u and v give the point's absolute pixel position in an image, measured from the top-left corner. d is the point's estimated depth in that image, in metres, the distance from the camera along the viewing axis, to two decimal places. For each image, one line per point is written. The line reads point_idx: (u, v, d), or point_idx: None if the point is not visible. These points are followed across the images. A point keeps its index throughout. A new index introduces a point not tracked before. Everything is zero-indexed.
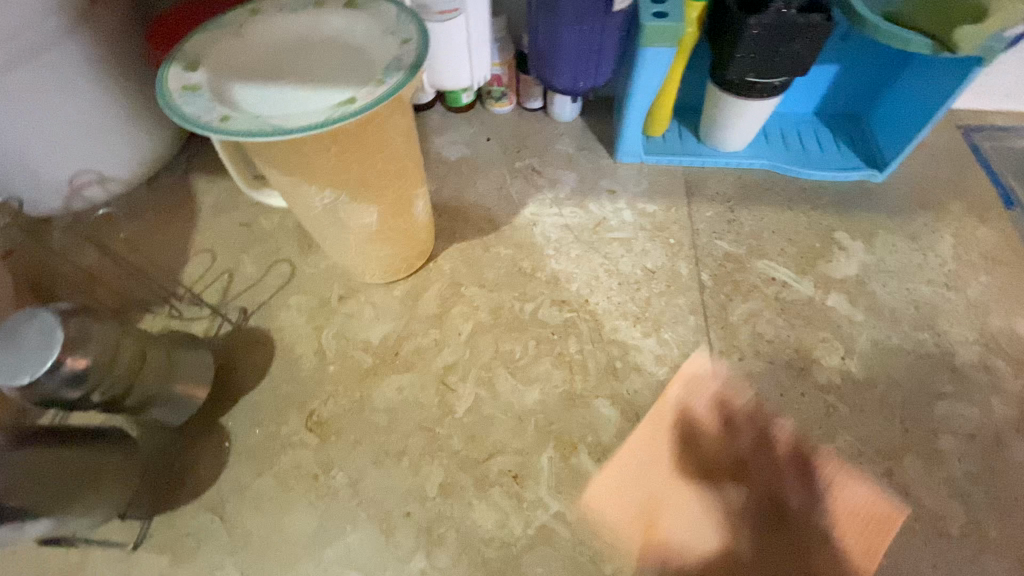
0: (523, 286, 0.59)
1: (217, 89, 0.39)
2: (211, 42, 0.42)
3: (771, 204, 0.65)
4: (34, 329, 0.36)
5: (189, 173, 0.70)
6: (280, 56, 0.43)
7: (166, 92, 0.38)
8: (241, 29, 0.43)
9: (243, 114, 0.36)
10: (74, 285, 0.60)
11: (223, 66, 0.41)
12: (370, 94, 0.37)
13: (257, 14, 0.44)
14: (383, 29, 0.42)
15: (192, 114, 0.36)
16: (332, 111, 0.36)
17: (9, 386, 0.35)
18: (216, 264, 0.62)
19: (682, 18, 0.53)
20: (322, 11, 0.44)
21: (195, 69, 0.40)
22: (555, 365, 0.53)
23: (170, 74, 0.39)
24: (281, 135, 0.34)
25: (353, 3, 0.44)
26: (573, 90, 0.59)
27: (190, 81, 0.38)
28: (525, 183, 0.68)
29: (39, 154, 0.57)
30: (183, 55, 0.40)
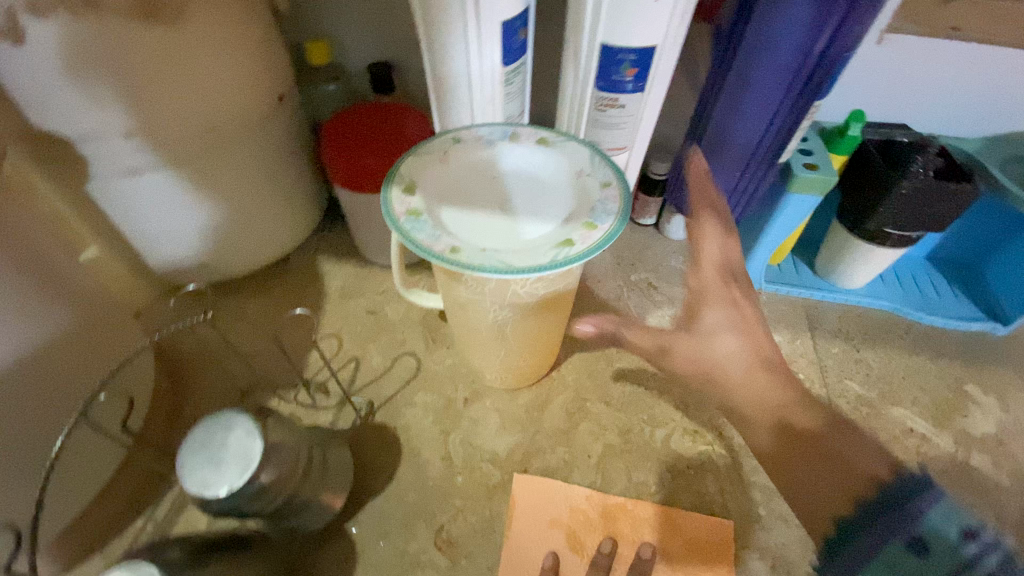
0: (651, 408, 0.58)
1: (434, 212, 0.41)
2: (421, 165, 0.45)
3: (895, 347, 0.65)
4: (233, 439, 0.36)
5: (316, 255, 0.73)
6: (477, 180, 0.45)
7: (391, 214, 0.40)
8: (443, 153, 0.46)
9: (469, 245, 0.39)
10: (200, 361, 0.61)
11: (433, 188, 0.43)
12: (586, 237, 0.39)
13: (458, 140, 0.47)
14: (579, 168, 0.45)
15: (423, 242, 0.38)
16: (557, 253, 0.38)
17: (199, 495, 0.34)
18: (342, 351, 0.63)
19: (832, 172, 0.56)
20: (517, 144, 0.47)
21: (412, 191, 0.42)
22: (695, 504, 0.52)
23: (392, 195, 0.42)
24: (514, 274, 0.37)
25: (547, 139, 0.47)
26: (712, 222, 0.61)
27: (412, 204, 0.41)
28: (643, 299, 0.69)
29: (202, 230, 0.60)
30: (398, 174, 0.43)
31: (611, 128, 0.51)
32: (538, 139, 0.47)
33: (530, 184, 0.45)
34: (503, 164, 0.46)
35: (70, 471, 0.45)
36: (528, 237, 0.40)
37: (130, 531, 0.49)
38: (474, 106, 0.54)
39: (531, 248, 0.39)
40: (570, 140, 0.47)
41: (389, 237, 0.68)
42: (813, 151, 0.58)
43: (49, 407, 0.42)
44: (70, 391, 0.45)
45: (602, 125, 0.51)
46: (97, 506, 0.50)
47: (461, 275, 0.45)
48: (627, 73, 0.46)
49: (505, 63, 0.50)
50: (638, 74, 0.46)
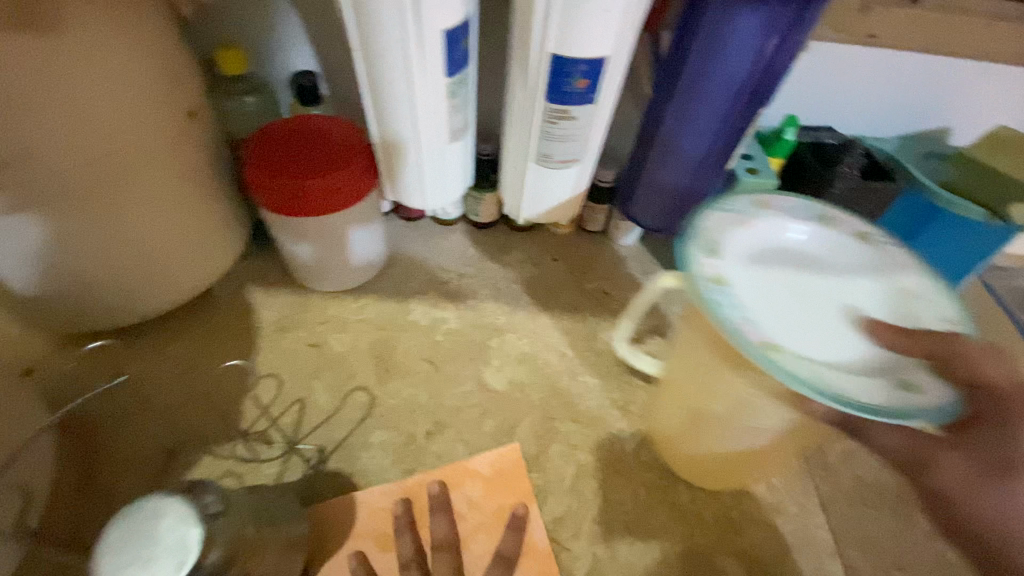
0: (618, 421, 0.57)
1: (741, 289, 0.40)
2: (730, 233, 0.44)
3: None
4: (165, 528, 0.30)
5: (245, 286, 0.66)
6: (776, 254, 0.44)
7: (698, 278, 0.40)
8: (748, 217, 0.45)
9: (784, 347, 0.37)
10: (118, 420, 0.54)
11: (737, 254, 0.42)
12: (928, 379, 0.37)
13: (760, 208, 0.46)
14: (928, 274, 0.44)
15: (733, 322, 0.38)
16: (895, 393, 0.36)
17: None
18: (284, 393, 0.57)
19: (773, 176, 0.57)
20: (832, 230, 0.46)
21: (719, 257, 0.42)
22: (671, 516, 0.51)
23: (698, 257, 0.41)
24: (821, 400, 0.35)
25: (841, 229, 0.46)
26: (663, 229, 0.61)
27: (718, 273, 0.41)
28: (600, 307, 0.68)
29: (104, 266, 0.53)
30: (698, 232, 0.43)
31: (562, 140, 0.50)
32: (858, 231, 0.46)
33: (857, 281, 0.43)
34: (818, 248, 0.45)
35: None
36: (857, 349, 0.38)
37: None
38: (415, 120, 0.50)
39: (869, 369, 0.37)
40: (855, 227, 0.47)
41: (327, 262, 0.62)
42: (753, 155, 0.59)
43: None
44: None
45: (554, 138, 0.49)
46: None
47: None
48: (578, 84, 0.44)
49: (447, 74, 0.47)
50: (590, 85, 0.45)
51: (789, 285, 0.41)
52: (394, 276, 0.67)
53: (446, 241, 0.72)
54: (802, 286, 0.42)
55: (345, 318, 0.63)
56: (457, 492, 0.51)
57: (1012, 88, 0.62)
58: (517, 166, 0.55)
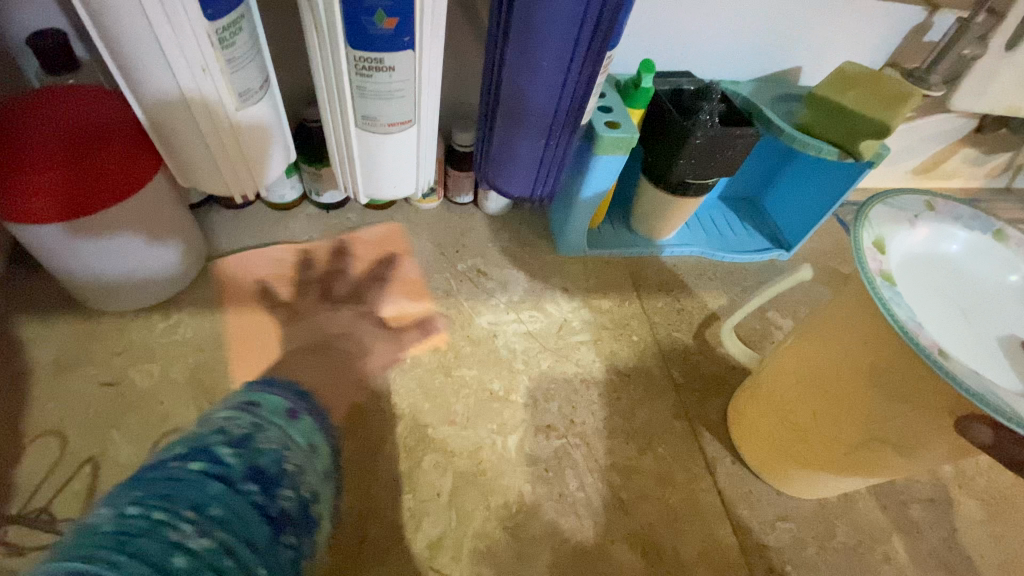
0: (499, 415, 0.52)
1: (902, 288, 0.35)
2: (899, 224, 0.37)
3: (709, 289, 0.68)
4: None
5: (8, 317, 0.50)
6: (926, 270, 0.38)
7: (867, 272, 0.34)
8: (916, 218, 0.38)
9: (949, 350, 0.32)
10: None
11: (904, 256, 0.37)
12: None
13: (933, 206, 0.39)
14: (998, 299, 0.37)
15: (908, 325, 0.32)
16: None
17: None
18: (73, 451, 0.44)
19: (634, 128, 0.52)
20: (1005, 247, 0.38)
21: (885, 251, 0.36)
22: (558, 511, 0.47)
23: (863, 245, 0.35)
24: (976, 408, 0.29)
25: (991, 229, 0.38)
26: (529, 197, 0.55)
27: (885, 267, 0.35)
28: (473, 288, 0.61)
29: None
30: (869, 222, 0.36)
31: (384, 98, 0.40)
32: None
33: (1005, 292, 0.37)
34: (970, 264, 0.38)
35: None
36: (1004, 375, 0.34)
37: None
38: (185, 83, 0.38)
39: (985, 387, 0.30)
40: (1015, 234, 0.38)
41: (113, 277, 0.49)
42: (612, 107, 0.54)
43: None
44: None
45: (372, 96, 0.40)
46: None
47: None
48: (384, 24, 0.35)
49: (211, 17, 0.36)
50: (400, 25, 0.36)
51: (919, 301, 0.36)
52: (218, 282, 0.55)
53: (284, 231, 0.60)
54: (940, 305, 0.37)
55: (153, 342, 0.50)
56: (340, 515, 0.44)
57: (853, 23, 0.62)
58: (339, 135, 0.45)
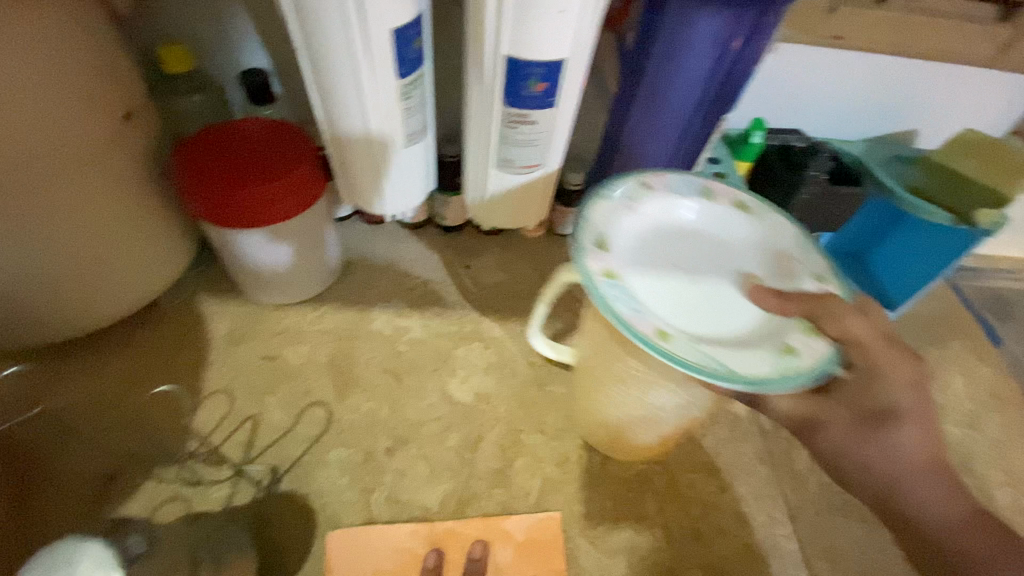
0: (585, 432, 0.56)
1: (629, 278, 0.37)
2: (612, 212, 0.40)
3: None
4: None
5: (196, 295, 0.62)
6: (662, 239, 0.41)
7: (586, 275, 0.36)
8: (634, 203, 0.41)
9: (680, 332, 0.35)
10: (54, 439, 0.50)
11: (628, 243, 0.39)
12: (812, 351, 0.35)
13: (645, 185, 0.42)
14: (727, 228, 0.42)
15: (625, 315, 0.34)
16: (778, 366, 0.34)
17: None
18: (237, 409, 0.54)
19: (740, 181, 0.56)
20: (712, 203, 0.42)
21: (607, 248, 0.38)
22: (637, 530, 0.50)
23: (582, 250, 0.37)
24: (726, 382, 0.33)
25: (710, 192, 0.42)
26: None
27: (608, 266, 0.37)
28: (569, 313, 0.66)
29: (31, 276, 0.48)
30: (589, 226, 0.39)
31: (523, 144, 0.47)
32: (735, 200, 0.42)
33: (728, 250, 0.41)
34: (704, 227, 0.42)
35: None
36: (750, 321, 0.37)
37: None
38: (370, 126, 0.48)
39: (753, 359, 0.34)
40: (759, 204, 0.42)
41: (281, 271, 0.59)
42: (720, 159, 0.58)
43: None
44: None
45: (514, 142, 0.47)
46: None
47: None
48: (536, 88, 0.42)
49: (400, 76, 0.45)
50: (548, 89, 0.43)
51: (641, 265, 0.38)
52: (355, 284, 0.65)
53: (410, 246, 0.69)
54: (671, 268, 0.39)
55: (302, 329, 0.61)
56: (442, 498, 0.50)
57: (971, 92, 0.62)
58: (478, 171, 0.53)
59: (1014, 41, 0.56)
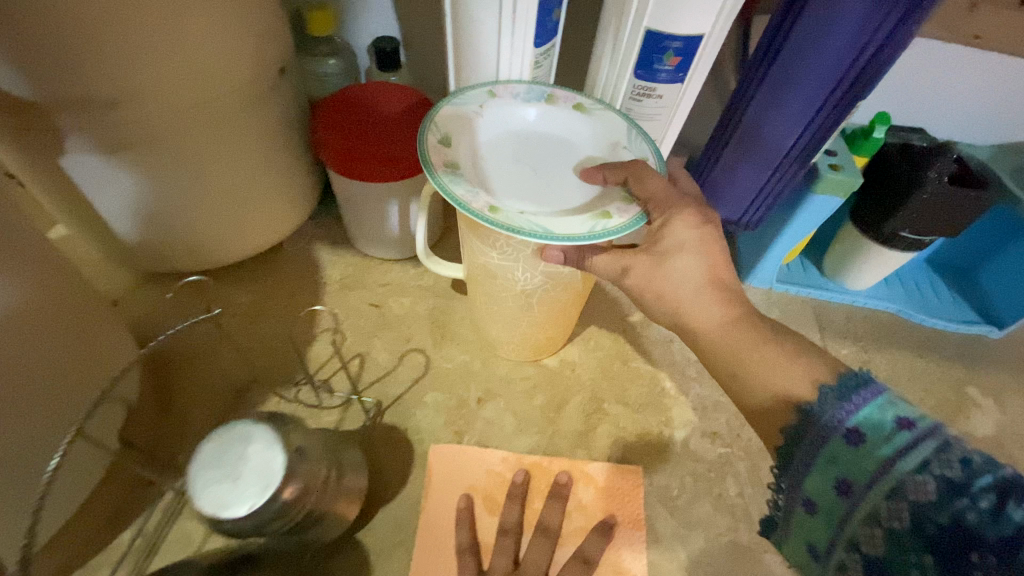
0: (669, 409, 0.57)
1: (468, 168, 0.42)
2: (459, 117, 0.46)
3: (902, 349, 0.66)
4: (252, 463, 0.32)
5: (312, 243, 0.68)
6: (501, 139, 0.46)
7: (429, 165, 0.41)
8: (478, 109, 0.46)
9: (508, 206, 0.39)
10: (192, 352, 0.56)
11: (463, 141, 0.44)
12: (621, 210, 0.40)
13: (492, 96, 0.47)
14: (595, 129, 0.47)
15: (461, 196, 0.39)
16: (589, 224, 0.38)
17: (213, 517, 0.30)
18: (346, 346, 0.59)
19: (857, 174, 0.55)
20: (552, 108, 0.48)
21: (449, 144, 0.43)
22: (716, 508, 0.51)
23: (429, 144, 0.42)
24: (556, 239, 0.37)
25: (582, 106, 0.48)
26: (734, 221, 0.60)
27: (450, 158, 0.42)
28: None
29: (190, 205, 0.54)
30: (435, 127, 0.44)
31: (645, 119, 0.49)
32: (573, 104, 0.48)
33: (561, 149, 0.46)
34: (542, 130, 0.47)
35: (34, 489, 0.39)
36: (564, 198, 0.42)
37: (116, 546, 0.44)
38: None
39: (566, 216, 0.39)
40: (603, 109, 0.48)
41: (392, 227, 0.64)
42: (837, 152, 0.57)
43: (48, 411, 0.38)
44: (83, 396, 0.42)
45: (636, 116, 0.49)
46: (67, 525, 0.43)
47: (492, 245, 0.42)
48: (669, 62, 0.44)
49: (537, 45, 0.47)
50: (680, 64, 0.44)
51: (486, 163, 0.44)
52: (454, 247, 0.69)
53: None
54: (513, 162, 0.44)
55: (405, 282, 0.65)
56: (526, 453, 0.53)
57: None
58: None
59: None
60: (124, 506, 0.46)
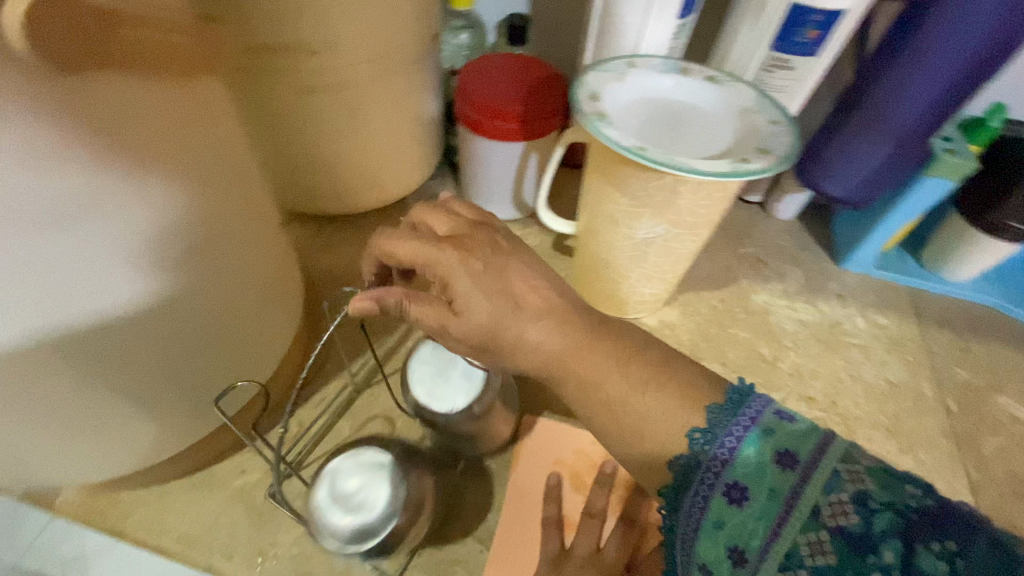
0: (765, 372, 0.60)
1: (616, 120, 0.46)
2: (605, 78, 0.49)
3: (1001, 341, 0.66)
4: (454, 372, 0.47)
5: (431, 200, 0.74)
6: (640, 100, 0.50)
7: (583, 113, 0.45)
8: (622, 74, 0.50)
9: (654, 149, 0.43)
10: (333, 283, 0.64)
11: (608, 98, 0.48)
12: (761, 159, 0.43)
13: (633, 65, 0.51)
14: (729, 97, 0.50)
15: (615, 139, 0.43)
16: (732, 166, 0.42)
17: (422, 405, 0.45)
18: None
19: (973, 159, 0.56)
20: (687, 78, 0.51)
21: (597, 99, 0.47)
22: None
23: (581, 98, 0.47)
24: (703, 175, 0.41)
25: (715, 77, 0.51)
26: (842, 199, 0.62)
27: (600, 109, 0.46)
28: (752, 271, 0.70)
29: (348, 151, 0.62)
30: (585, 84, 0.48)
31: (774, 91, 0.52)
32: (707, 76, 0.51)
33: (696, 113, 0.49)
34: (677, 96, 0.51)
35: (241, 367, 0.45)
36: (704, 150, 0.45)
37: (279, 432, 0.51)
38: None
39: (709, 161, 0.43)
40: (736, 81, 0.51)
41: (509, 188, 0.69)
42: (953, 137, 0.58)
43: (261, 302, 0.45)
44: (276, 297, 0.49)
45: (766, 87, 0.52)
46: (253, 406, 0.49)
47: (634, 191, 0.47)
48: (809, 35, 0.47)
49: (680, 16, 0.51)
50: (820, 37, 0.48)
51: (629, 118, 0.48)
52: None
53: None
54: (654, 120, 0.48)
55: None
56: None
57: None
58: None
59: None
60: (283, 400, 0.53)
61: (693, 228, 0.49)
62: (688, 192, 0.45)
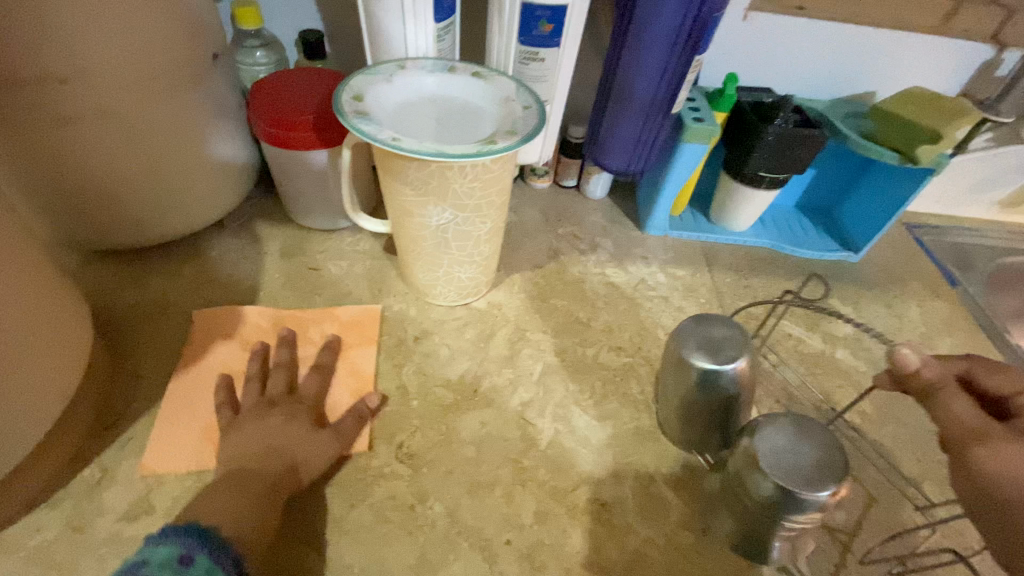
0: (581, 332, 0.66)
1: (378, 118, 0.49)
2: (371, 81, 0.52)
3: (776, 274, 0.78)
4: (813, 465, 0.42)
5: (252, 221, 0.73)
6: (410, 99, 0.53)
7: (342, 111, 0.47)
8: (390, 76, 0.54)
9: (410, 139, 0.46)
10: (140, 319, 0.61)
11: (374, 98, 0.51)
12: (508, 139, 0.48)
13: (401, 67, 0.55)
14: (491, 90, 0.55)
15: (370, 132, 0.46)
16: (479, 147, 0.46)
17: (761, 450, 0.43)
18: (290, 304, 0.64)
19: (716, 122, 0.66)
20: (454, 76, 0.56)
21: (360, 99, 0.50)
22: (622, 404, 0.59)
23: (343, 98, 0.49)
24: (450, 157, 0.45)
25: (479, 73, 0.56)
26: (623, 171, 0.70)
27: (361, 108, 0.48)
28: (568, 247, 0.77)
29: (137, 182, 0.60)
30: (349, 86, 0.50)
31: (535, 81, 0.59)
32: (473, 72, 0.56)
33: (463, 106, 0.54)
34: (445, 93, 0.55)
35: (4, 417, 0.42)
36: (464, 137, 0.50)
37: (78, 481, 0.48)
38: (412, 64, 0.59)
39: (460, 145, 0.47)
40: (498, 75, 0.56)
41: (327, 198, 0.70)
42: (700, 107, 0.68)
43: (26, 346, 0.42)
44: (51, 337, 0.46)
45: (526, 79, 0.58)
46: (34, 462, 0.46)
47: (409, 178, 0.50)
48: (545, 29, 0.54)
49: (438, 20, 0.56)
50: (554, 29, 0.54)
51: (394, 115, 0.51)
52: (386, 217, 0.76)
53: None
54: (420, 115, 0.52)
55: (342, 249, 0.72)
56: (455, 375, 0.60)
57: (924, 55, 0.73)
58: None
59: (956, 9, 0.68)
60: (78, 448, 0.50)
61: (476, 208, 0.53)
62: (456, 175, 0.49)
